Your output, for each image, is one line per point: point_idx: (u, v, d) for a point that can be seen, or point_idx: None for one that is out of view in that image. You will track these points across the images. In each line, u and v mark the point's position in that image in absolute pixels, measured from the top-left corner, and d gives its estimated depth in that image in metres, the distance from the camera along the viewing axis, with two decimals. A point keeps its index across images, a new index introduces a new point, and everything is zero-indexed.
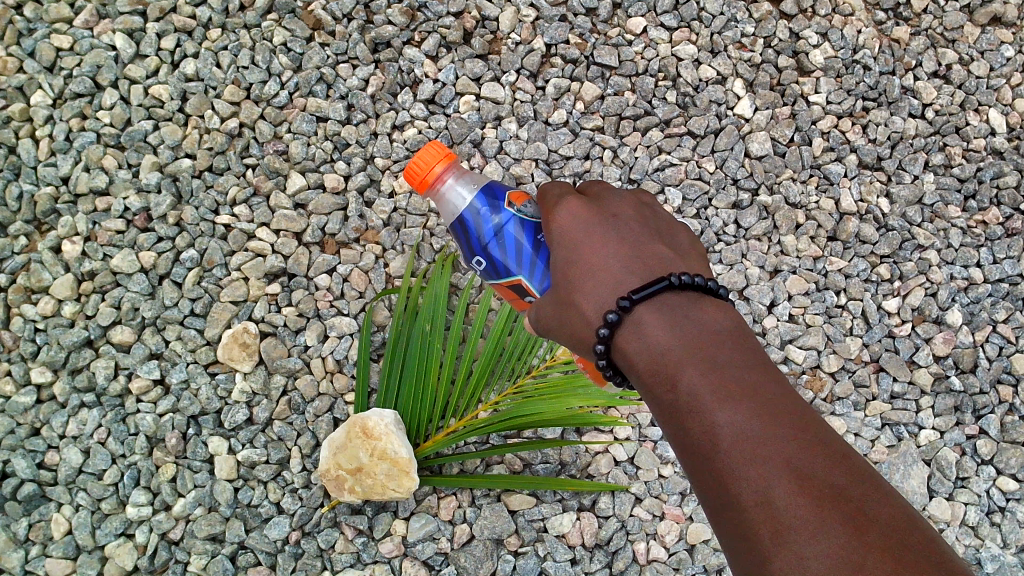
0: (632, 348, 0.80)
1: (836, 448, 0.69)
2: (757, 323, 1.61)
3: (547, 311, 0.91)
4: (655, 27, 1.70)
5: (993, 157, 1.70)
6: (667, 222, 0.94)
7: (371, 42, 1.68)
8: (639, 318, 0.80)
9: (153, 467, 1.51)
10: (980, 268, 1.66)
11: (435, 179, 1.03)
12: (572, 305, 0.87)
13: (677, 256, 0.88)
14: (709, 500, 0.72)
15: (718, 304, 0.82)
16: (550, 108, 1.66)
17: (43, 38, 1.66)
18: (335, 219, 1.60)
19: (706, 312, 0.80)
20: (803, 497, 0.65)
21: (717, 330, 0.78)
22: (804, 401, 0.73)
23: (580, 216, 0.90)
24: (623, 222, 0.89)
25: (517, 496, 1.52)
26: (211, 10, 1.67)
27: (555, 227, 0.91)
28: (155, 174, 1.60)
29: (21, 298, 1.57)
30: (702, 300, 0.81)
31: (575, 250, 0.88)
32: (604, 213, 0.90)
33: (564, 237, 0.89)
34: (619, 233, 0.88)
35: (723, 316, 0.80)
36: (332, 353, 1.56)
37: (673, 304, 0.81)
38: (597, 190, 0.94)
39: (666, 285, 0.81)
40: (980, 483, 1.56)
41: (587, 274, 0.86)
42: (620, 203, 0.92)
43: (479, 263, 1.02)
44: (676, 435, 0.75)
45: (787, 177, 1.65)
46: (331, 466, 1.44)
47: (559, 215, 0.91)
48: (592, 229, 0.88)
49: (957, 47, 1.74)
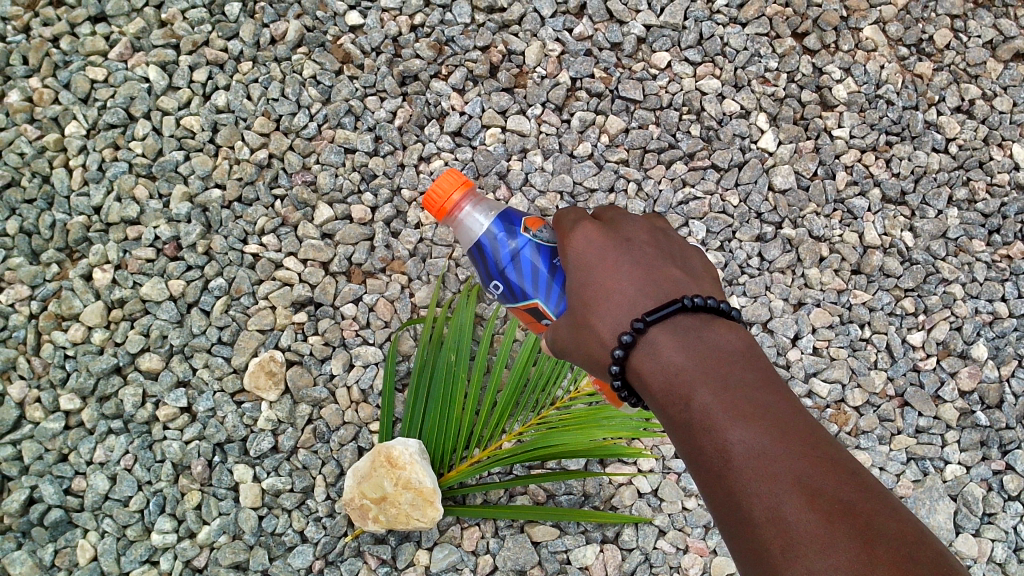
0: (647, 368, 0.81)
1: (847, 465, 0.69)
2: (781, 355, 1.62)
3: (564, 334, 0.92)
4: (679, 62, 1.72)
5: (1017, 191, 1.70)
6: (681, 245, 0.94)
7: (399, 76, 1.70)
8: (652, 339, 0.81)
9: (179, 494, 1.52)
10: (1006, 303, 1.65)
11: (453, 206, 1.04)
12: (588, 327, 0.88)
13: (690, 279, 0.88)
14: (722, 517, 0.72)
15: (731, 324, 0.82)
16: (575, 141, 1.68)
17: (79, 71, 1.69)
18: (361, 249, 1.62)
19: (719, 332, 0.80)
20: (814, 512, 0.66)
21: (730, 351, 0.79)
22: (815, 421, 0.73)
23: (595, 241, 0.90)
24: (637, 245, 0.90)
25: (541, 528, 1.52)
26: (243, 43, 1.70)
27: (570, 251, 0.92)
28: (185, 205, 1.62)
29: (52, 325, 1.59)
30: (715, 322, 0.81)
31: (590, 274, 0.89)
32: (620, 236, 0.91)
33: (580, 260, 0.90)
34: (634, 257, 0.88)
35: (736, 337, 0.81)
36: (357, 382, 1.57)
37: (685, 326, 0.80)
38: (612, 215, 0.95)
39: (680, 307, 0.80)
40: (1008, 519, 1.56)
41: (604, 298, 0.87)
42: (634, 226, 0.92)
43: (497, 287, 1.03)
44: (689, 453, 0.76)
45: (810, 212, 1.66)
46: (355, 495, 1.45)
47: (575, 240, 0.92)
48: (606, 253, 0.89)
49: (980, 83, 1.75)
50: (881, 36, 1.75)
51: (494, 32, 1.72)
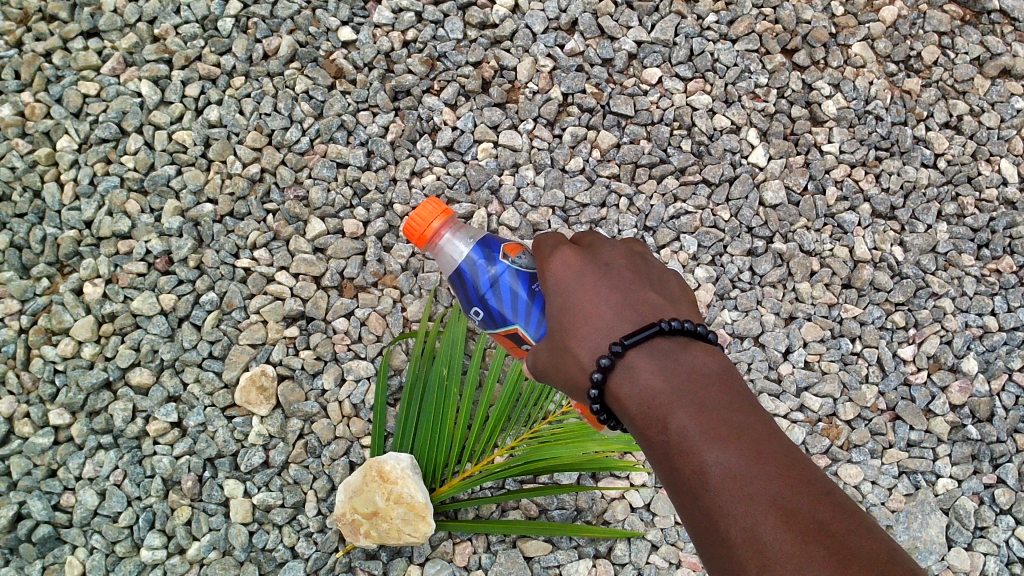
0: (625, 392, 0.80)
1: (822, 487, 0.69)
2: (773, 369, 1.62)
3: (544, 357, 0.91)
4: (670, 78, 1.73)
5: (1005, 207, 1.71)
6: (659, 269, 0.94)
7: (391, 91, 1.70)
8: (631, 363, 0.81)
9: (169, 510, 1.51)
10: (995, 316, 1.66)
11: (434, 234, 1.04)
12: (569, 350, 0.87)
13: (667, 302, 0.88)
14: (701, 540, 0.72)
15: (708, 347, 0.82)
16: (567, 155, 1.68)
17: (71, 85, 1.69)
18: (353, 264, 1.62)
19: (696, 355, 0.80)
20: (790, 533, 0.66)
21: (707, 374, 0.78)
22: (792, 443, 0.73)
23: (575, 265, 0.90)
24: (615, 271, 0.90)
25: (533, 543, 1.51)
26: (236, 58, 1.70)
27: (550, 276, 0.91)
28: (177, 219, 1.62)
29: (41, 340, 1.58)
30: (693, 345, 0.81)
31: (569, 299, 0.89)
32: (598, 261, 0.91)
33: (559, 285, 0.90)
34: (613, 282, 0.88)
35: (712, 360, 0.80)
36: (349, 397, 1.57)
37: (664, 349, 0.81)
38: (590, 239, 0.95)
39: (658, 330, 0.81)
40: (999, 533, 1.56)
41: (582, 322, 0.87)
42: (612, 251, 0.92)
43: (478, 314, 1.03)
44: (667, 476, 0.76)
45: (801, 226, 1.67)
46: (347, 510, 1.44)
47: (554, 264, 0.91)
48: (585, 278, 0.89)
49: (968, 99, 1.76)
50: (870, 52, 1.76)
51: (486, 47, 1.73)
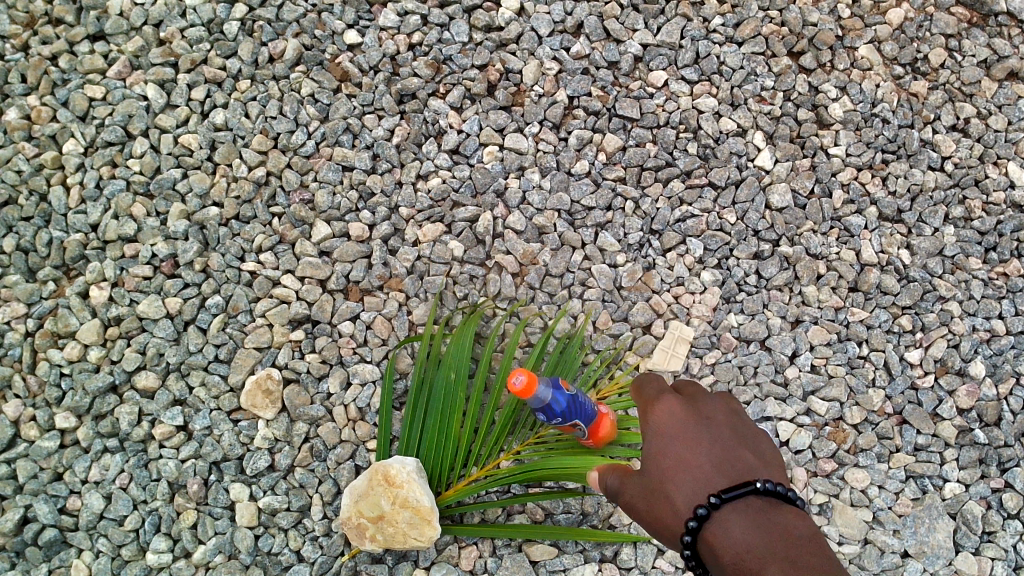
0: (715, 545, 0.73)
1: None
2: (779, 373, 1.62)
3: (636, 500, 0.85)
4: (676, 81, 1.72)
5: (1013, 210, 1.70)
6: (761, 435, 0.87)
7: (397, 94, 1.70)
8: (725, 517, 0.74)
9: (175, 514, 1.51)
10: (1003, 320, 1.65)
11: None
12: (663, 496, 0.82)
13: (767, 465, 0.81)
14: None
15: (806, 516, 0.75)
16: (572, 158, 1.68)
17: (77, 89, 1.69)
18: (359, 267, 1.62)
19: (791, 518, 0.73)
20: None
21: (803, 536, 0.71)
22: None
23: (677, 414, 0.86)
24: (717, 427, 0.84)
25: (539, 547, 1.52)
26: (241, 61, 1.70)
27: (651, 418, 0.87)
28: (183, 223, 1.62)
29: (48, 343, 1.58)
30: (791, 510, 0.75)
31: (669, 444, 0.84)
32: (700, 415, 0.86)
33: (658, 434, 0.85)
34: (714, 438, 0.83)
35: (806, 525, 0.73)
36: (355, 400, 1.56)
37: (759, 507, 0.74)
38: (694, 391, 0.90)
39: (754, 489, 0.75)
40: (1007, 537, 1.55)
41: (678, 471, 0.81)
42: (715, 406, 0.87)
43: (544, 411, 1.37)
44: None
45: (807, 229, 1.66)
46: (352, 514, 1.44)
47: (657, 409, 0.87)
48: (686, 429, 0.84)
49: (975, 101, 1.75)
50: (876, 55, 1.76)
51: (492, 51, 1.72)
